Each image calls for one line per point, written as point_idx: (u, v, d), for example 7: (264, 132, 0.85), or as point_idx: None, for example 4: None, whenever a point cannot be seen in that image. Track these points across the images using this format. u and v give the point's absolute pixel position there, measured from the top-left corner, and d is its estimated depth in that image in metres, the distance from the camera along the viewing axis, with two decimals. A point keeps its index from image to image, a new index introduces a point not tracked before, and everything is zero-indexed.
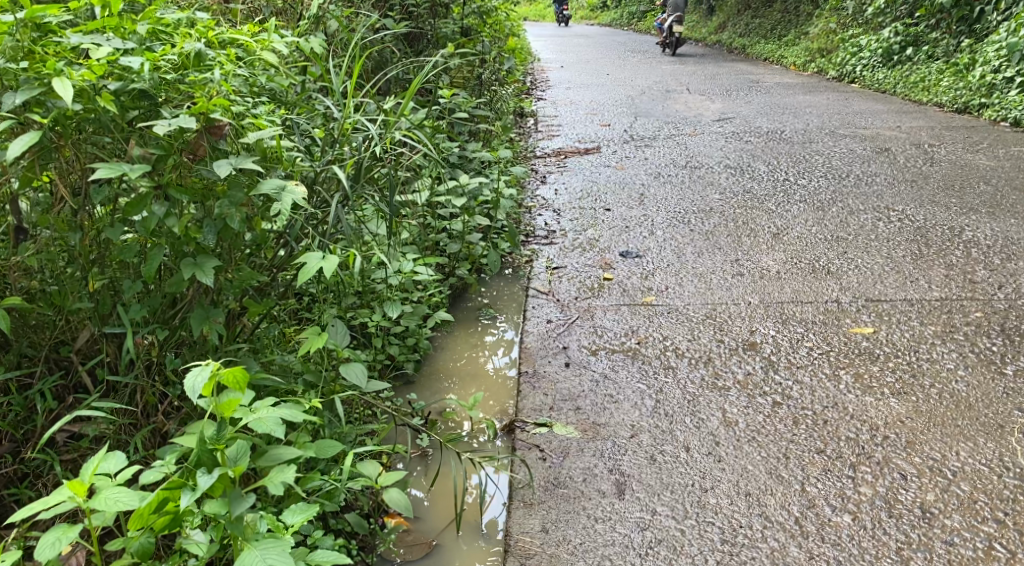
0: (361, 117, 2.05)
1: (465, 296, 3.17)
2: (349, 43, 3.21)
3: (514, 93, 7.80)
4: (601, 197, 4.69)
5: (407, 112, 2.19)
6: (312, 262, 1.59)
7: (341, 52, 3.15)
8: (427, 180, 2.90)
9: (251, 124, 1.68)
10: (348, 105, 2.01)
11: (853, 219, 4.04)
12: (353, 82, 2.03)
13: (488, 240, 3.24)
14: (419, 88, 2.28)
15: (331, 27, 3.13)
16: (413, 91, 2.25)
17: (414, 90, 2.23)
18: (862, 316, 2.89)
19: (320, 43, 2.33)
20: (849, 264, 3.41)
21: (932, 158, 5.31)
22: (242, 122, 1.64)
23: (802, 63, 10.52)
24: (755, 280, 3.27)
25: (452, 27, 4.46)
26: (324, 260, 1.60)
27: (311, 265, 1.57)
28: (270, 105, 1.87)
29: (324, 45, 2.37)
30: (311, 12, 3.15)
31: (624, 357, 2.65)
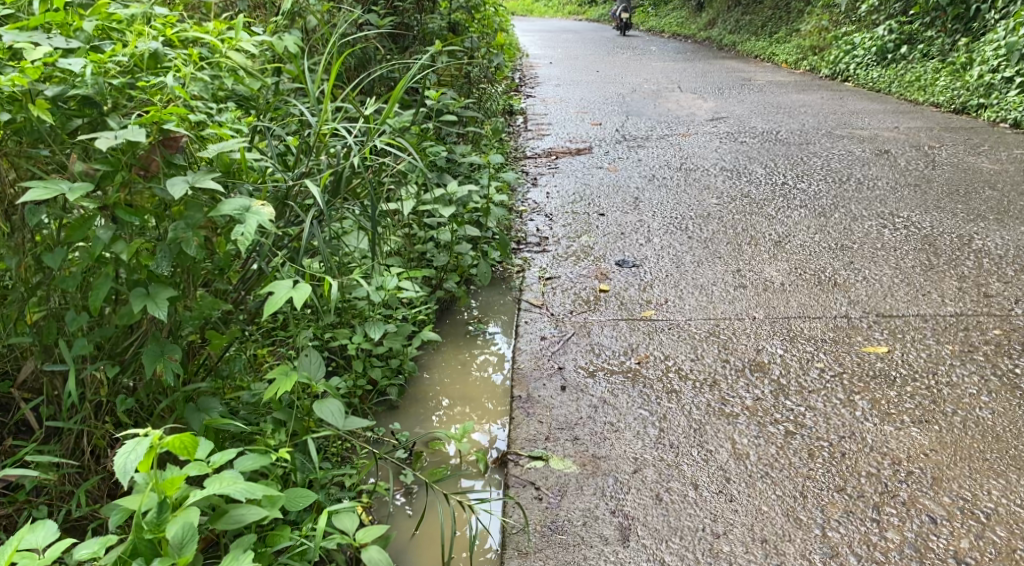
0: (339, 124, 1.86)
1: (454, 310, 2.99)
2: (330, 40, 3.01)
3: (503, 91, 7.60)
4: (594, 201, 4.51)
5: (390, 117, 2.01)
6: (280, 292, 1.39)
7: (320, 49, 2.95)
8: (413, 187, 2.71)
9: (213, 135, 1.49)
10: (325, 111, 1.82)
11: (857, 226, 3.89)
12: (331, 85, 1.85)
13: (478, 250, 3.06)
14: (404, 92, 2.09)
15: (310, 23, 2.94)
16: (397, 96, 2.06)
17: (399, 95, 2.04)
18: (874, 334, 2.74)
19: (295, 41, 2.15)
20: (857, 276, 3.25)
21: (933, 161, 5.18)
22: (202, 132, 1.45)
23: (794, 61, 10.38)
24: (759, 293, 3.11)
25: (439, 22, 4.27)
26: (293, 289, 1.40)
27: (279, 295, 1.37)
28: (236, 113, 1.68)
29: (300, 44, 2.19)
30: (289, 7, 2.96)
31: (625, 379, 2.47)
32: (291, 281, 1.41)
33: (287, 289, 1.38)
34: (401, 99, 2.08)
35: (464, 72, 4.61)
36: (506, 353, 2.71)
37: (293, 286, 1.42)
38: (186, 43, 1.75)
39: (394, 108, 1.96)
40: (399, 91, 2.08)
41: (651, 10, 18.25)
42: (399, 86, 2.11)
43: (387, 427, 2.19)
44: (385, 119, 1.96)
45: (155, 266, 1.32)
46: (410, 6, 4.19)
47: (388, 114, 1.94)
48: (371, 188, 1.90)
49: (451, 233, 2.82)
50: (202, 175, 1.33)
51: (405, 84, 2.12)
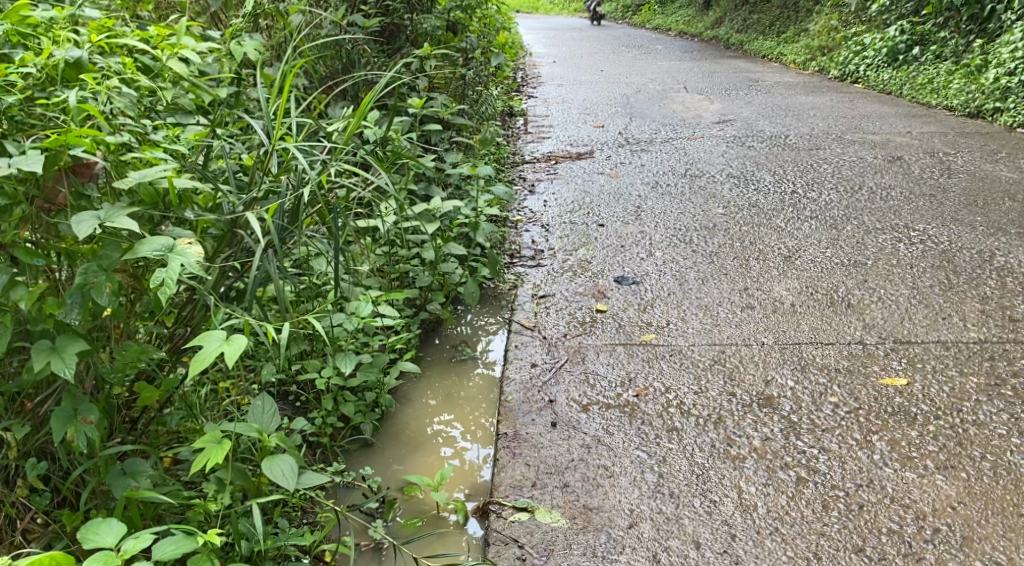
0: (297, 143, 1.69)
1: (441, 331, 2.81)
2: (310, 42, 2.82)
3: (503, 92, 7.41)
4: (594, 210, 4.32)
5: (355, 131, 1.81)
6: (210, 345, 1.19)
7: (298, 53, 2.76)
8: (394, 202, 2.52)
9: (137, 157, 1.36)
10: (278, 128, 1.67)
11: (870, 240, 3.69)
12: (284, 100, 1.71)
13: (467, 268, 2.87)
14: (373, 104, 1.89)
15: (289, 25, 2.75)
16: (364, 109, 1.86)
17: (366, 107, 1.84)
18: (892, 363, 2.53)
19: (251, 50, 2.04)
20: (871, 296, 3.05)
21: (949, 168, 4.96)
22: (123, 155, 1.32)
23: (802, 61, 10.16)
24: (767, 315, 2.91)
25: (433, 23, 4.07)
26: (226, 343, 1.21)
27: (208, 350, 1.18)
28: (170, 129, 1.56)
29: (256, 52, 2.08)
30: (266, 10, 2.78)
31: (621, 415, 2.27)
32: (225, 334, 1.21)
33: (219, 343, 1.19)
34: (369, 112, 1.88)
35: (460, 74, 4.42)
36: (493, 381, 2.51)
37: (227, 339, 1.23)
38: (119, 50, 1.63)
39: (359, 121, 1.76)
40: (366, 103, 1.88)
41: (657, 8, 18.00)
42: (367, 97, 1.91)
43: (358, 470, 2.01)
44: (348, 134, 1.76)
45: (64, 317, 1.18)
46: (402, 6, 4.00)
47: (352, 129, 1.74)
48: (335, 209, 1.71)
49: (434, 250, 2.61)
50: (117, 211, 1.17)
51: (374, 94, 1.92)
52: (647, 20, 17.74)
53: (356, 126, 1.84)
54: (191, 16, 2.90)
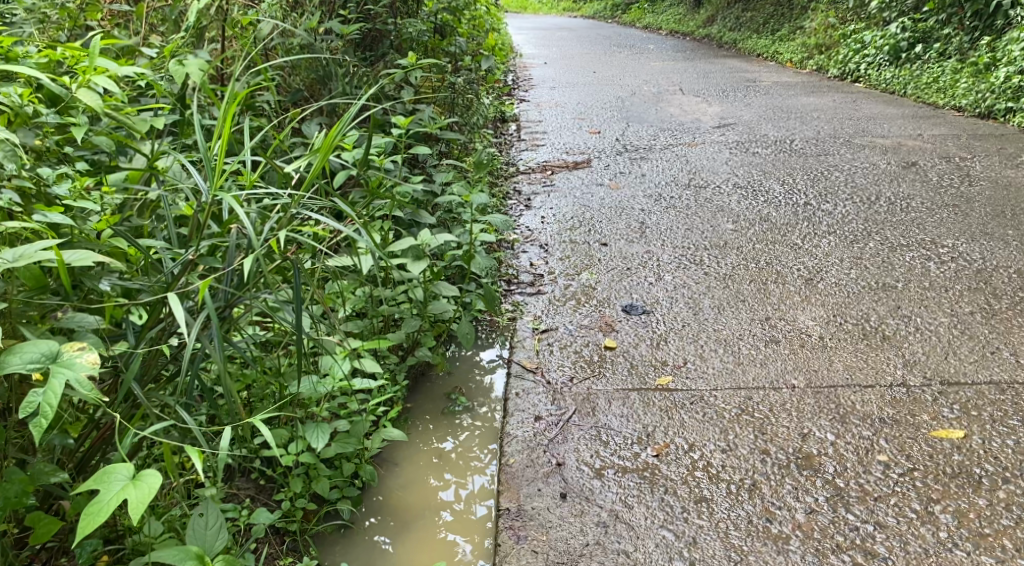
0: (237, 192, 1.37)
1: (430, 377, 2.48)
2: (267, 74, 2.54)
3: (493, 97, 7.08)
4: (594, 226, 4.02)
5: (317, 176, 1.44)
6: (112, 487, 1.11)
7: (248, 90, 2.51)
8: (374, 238, 2.20)
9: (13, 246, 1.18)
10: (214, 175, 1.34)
11: (896, 259, 3.41)
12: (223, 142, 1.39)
13: (460, 305, 2.56)
14: (343, 138, 1.51)
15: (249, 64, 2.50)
16: (330, 146, 1.48)
17: (330, 144, 1.47)
18: (943, 411, 2.24)
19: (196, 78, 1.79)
20: (907, 327, 2.77)
21: (969, 175, 4.69)
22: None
23: (799, 60, 9.89)
24: (795, 351, 2.62)
25: (418, 27, 3.75)
26: (130, 482, 1.13)
27: (105, 496, 1.10)
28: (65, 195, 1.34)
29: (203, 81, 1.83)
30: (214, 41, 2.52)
31: (641, 482, 1.97)
32: (133, 467, 1.15)
33: (123, 486, 1.11)
34: (337, 149, 1.50)
35: (448, 83, 4.11)
36: (491, 438, 2.20)
37: (128, 474, 1.15)
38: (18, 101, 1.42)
39: (321, 166, 1.40)
40: (333, 139, 1.49)
41: (647, 7, 17.72)
42: (336, 127, 1.53)
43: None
44: (307, 182, 1.41)
45: None
46: (383, 10, 3.69)
47: (311, 175, 1.38)
48: (294, 269, 1.39)
49: (421, 288, 2.29)
50: None
51: (345, 125, 1.54)
52: (636, 19, 17.47)
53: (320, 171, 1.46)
54: (143, 26, 2.57)
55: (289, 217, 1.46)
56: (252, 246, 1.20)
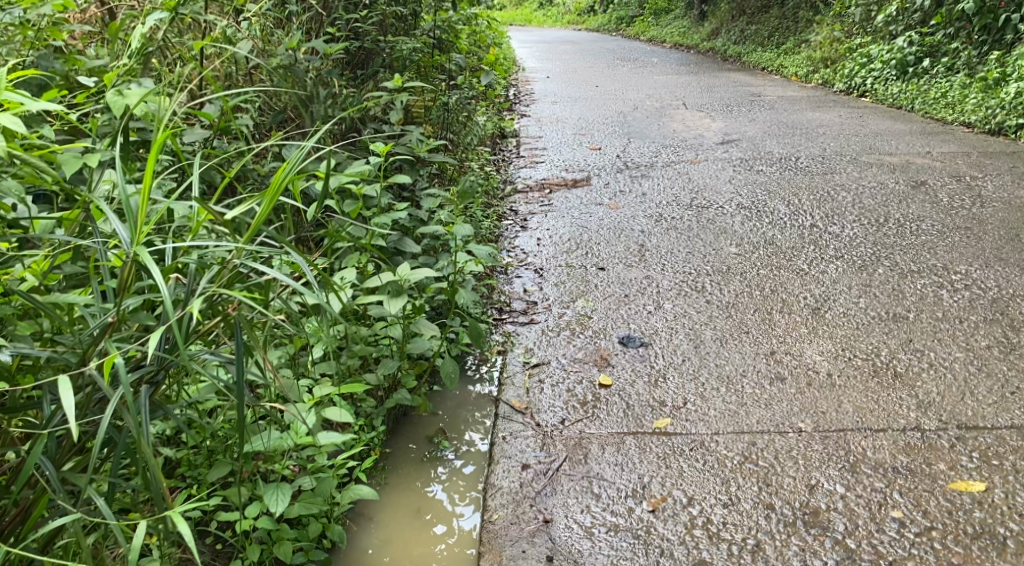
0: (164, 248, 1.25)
1: (410, 418, 2.33)
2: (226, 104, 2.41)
3: (493, 113, 6.95)
4: (592, 249, 3.87)
5: (262, 222, 1.32)
6: None
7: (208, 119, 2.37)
8: (348, 274, 2.05)
9: None
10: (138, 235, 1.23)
11: (908, 287, 3.25)
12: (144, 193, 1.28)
13: (444, 341, 2.42)
14: (292, 181, 1.38)
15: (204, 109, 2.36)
16: (276, 190, 1.35)
17: (276, 189, 1.34)
18: (962, 460, 2.08)
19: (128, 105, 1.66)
20: (921, 362, 2.61)
21: (980, 195, 4.54)
22: None
23: (804, 74, 9.76)
24: (802, 389, 2.47)
25: (409, 44, 3.62)
26: None
27: None
28: None
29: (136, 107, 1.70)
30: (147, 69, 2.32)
31: (634, 543, 1.82)
32: None
33: None
34: (285, 192, 1.37)
35: (441, 102, 3.98)
36: (475, 487, 2.05)
37: None
38: None
39: (262, 216, 1.28)
40: (281, 182, 1.36)
41: (650, 20, 17.65)
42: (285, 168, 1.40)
43: None
44: (247, 232, 1.29)
45: None
46: (372, 28, 3.57)
47: (250, 227, 1.26)
48: (235, 326, 1.29)
49: (400, 325, 2.14)
50: None
51: (296, 165, 1.41)
52: (639, 33, 17.38)
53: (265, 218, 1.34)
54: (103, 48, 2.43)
55: (233, 269, 1.35)
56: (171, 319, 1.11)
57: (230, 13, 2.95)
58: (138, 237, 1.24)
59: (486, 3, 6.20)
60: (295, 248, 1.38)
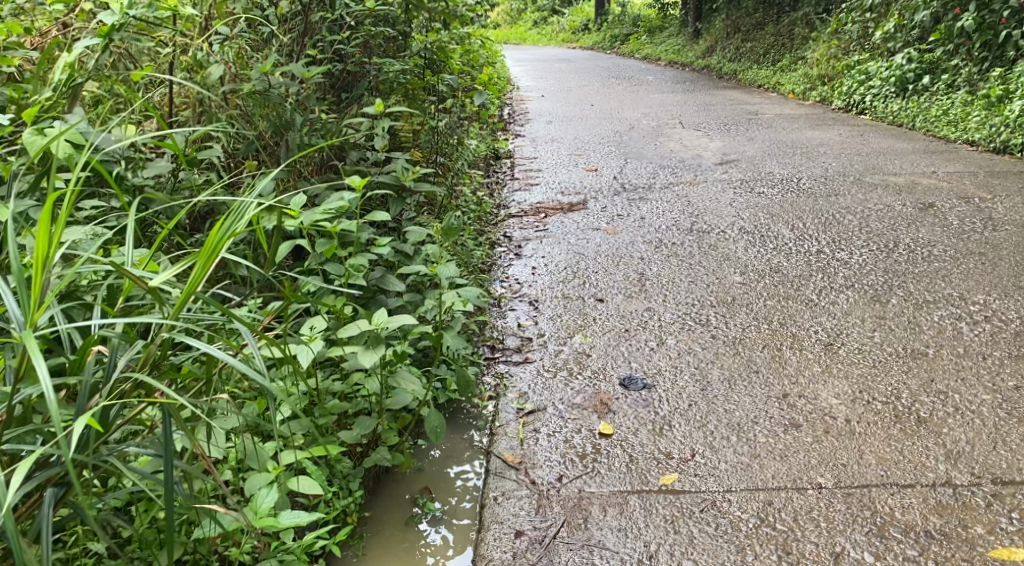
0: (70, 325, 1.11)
1: (392, 474, 2.14)
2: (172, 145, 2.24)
3: (486, 135, 6.79)
4: (589, 278, 3.69)
5: (194, 290, 1.20)
6: None
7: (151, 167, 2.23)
8: (318, 324, 1.86)
9: None
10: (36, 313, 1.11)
11: (925, 319, 3.07)
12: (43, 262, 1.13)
13: (430, 390, 2.23)
14: (232, 240, 1.26)
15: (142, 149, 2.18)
16: (211, 250, 1.23)
17: (211, 251, 1.22)
18: (1001, 521, 1.89)
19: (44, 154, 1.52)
20: (945, 405, 2.42)
21: (992, 217, 4.37)
22: None
23: (801, 91, 9.64)
24: (818, 438, 2.28)
25: (396, 66, 3.46)
26: None
27: None
28: None
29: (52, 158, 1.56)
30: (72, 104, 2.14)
31: None
32: None
33: None
34: (223, 253, 1.25)
35: (430, 126, 3.81)
36: (463, 556, 1.86)
37: None
38: None
39: (192, 283, 1.15)
40: (216, 242, 1.24)
41: (644, 38, 17.61)
42: (223, 225, 1.28)
43: None
44: (177, 305, 1.17)
45: None
46: (357, 51, 3.41)
47: (173, 296, 1.13)
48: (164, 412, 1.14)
49: (378, 377, 1.95)
50: None
51: (236, 221, 1.30)
52: (634, 51, 17.30)
53: (198, 283, 1.22)
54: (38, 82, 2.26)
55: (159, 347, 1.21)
56: (75, 430, 0.99)
57: (202, 40, 2.78)
58: (33, 315, 1.12)
59: (478, 21, 6.07)
60: (236, 315, 1.26)
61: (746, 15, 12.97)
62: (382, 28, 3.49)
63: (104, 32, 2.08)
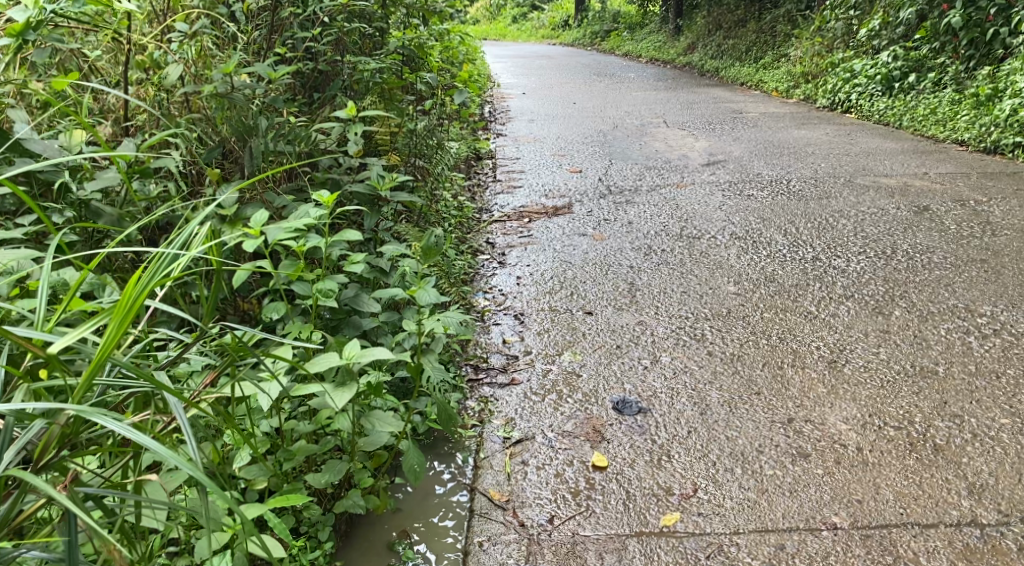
0: None
1: (364, 517, 1.94)
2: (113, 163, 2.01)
3: (467, 135, 6.59)
4: (577, 289, 3.50)
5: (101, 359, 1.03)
6: None
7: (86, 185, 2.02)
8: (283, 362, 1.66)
9: None
10: None
11: (930, 333, 2.92)
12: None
13: (410, 424, 2.03)
14: (151, 295, 1.10)
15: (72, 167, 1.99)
16: (125, 310, 1.07)
17: (122, 311, 1.05)
18: None
19: None
20: (961, 431, 2.27)
21: (989, 221, 4.25)
22: None
23: (785, 89, 9.53)
24: (828, 470, 2.11)
25: (372, 65, 3.25)
26: None
27: None
28: None
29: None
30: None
31: None
32: None
33: None
34: (141, 311, 1.09)
35: (407, 128, 3.61)
36: None
37: None
38: None
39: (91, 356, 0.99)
40: (132, 300, 1.08)
41: (624, 35, 17.48)
42: (141, 279, 1.12)
43: None
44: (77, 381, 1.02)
45: None
46: (329, 50, 3.20)
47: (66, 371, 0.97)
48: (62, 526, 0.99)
49: (350, 415, 1.75)
50: None
51: (154, 274, 1.14)
52: (615, 47, 17.14)
53: (111, 350, 1.05)
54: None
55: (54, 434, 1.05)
56: None
57: (158, 39, 2.57)
58: None
59: (459, 17, 5.87)
60: (159, 383, 1.10)
61: (729, 12, 12.84)
62: (356, 24, 3.28)
63: (17, 30, 1.95)
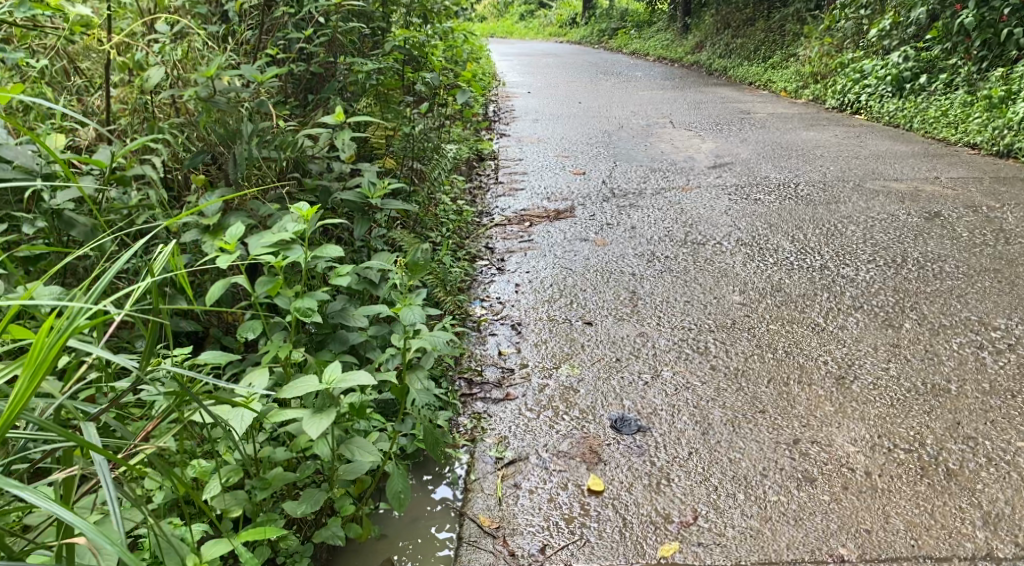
0: None
1: (346, 545, 1.85)
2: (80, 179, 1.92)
3: (470, 136, 6.50)
4: (577, 297, 3.40)
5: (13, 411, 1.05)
6: None
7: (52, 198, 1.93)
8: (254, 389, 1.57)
9: None
10: None
11: (942, 348, 2.81)
12: None
13: (395, 446, 1.94)
14: (69, 343, 1.12)
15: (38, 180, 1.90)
16: (38, 362, 1.10)
17: (36, 365, 1.08)
18: None
19: None
20: (974, 455, 2.16)
21: (1003, 229, 4.13)
22: None
23: (794, 89, 9.39)
24: (835, 496, 2.01)
25: (367, 67, 3.16)
26: None
27: None
28: None
29: None
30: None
31: None
32: None
33: None
34: (55, 362, 1.11)
35: (404, 131, 3.52)
36: None
37: None
38: None
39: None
40: (46, 351, 1.11)
41: (632, 33, 17.36)
42: (58, 328, 1.15)
43: None
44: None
45: None
46: (323, 51, 3.11)
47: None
48: None
49: (329, 441, 1.66)
50: None
51: (77, 320, 1.16)
52: (622, 45, 17.00)
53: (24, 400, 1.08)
54: None
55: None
56: None
57: (142, 41, 2.48)
58: None
59: (462, 15, 5.77)
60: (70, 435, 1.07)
61: (737, 11, 12.71)
62: (351, 24, 3.19)
63: None
